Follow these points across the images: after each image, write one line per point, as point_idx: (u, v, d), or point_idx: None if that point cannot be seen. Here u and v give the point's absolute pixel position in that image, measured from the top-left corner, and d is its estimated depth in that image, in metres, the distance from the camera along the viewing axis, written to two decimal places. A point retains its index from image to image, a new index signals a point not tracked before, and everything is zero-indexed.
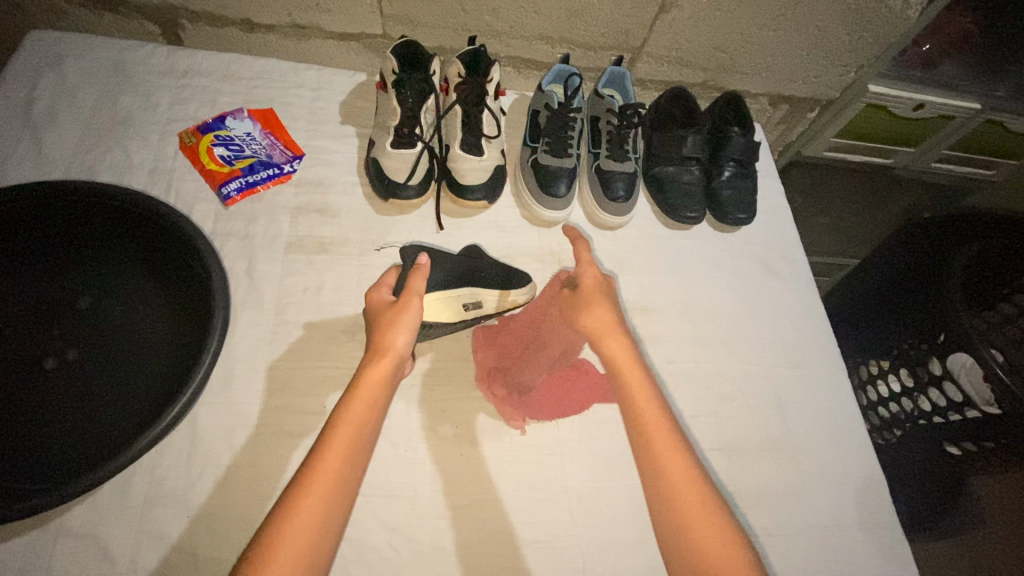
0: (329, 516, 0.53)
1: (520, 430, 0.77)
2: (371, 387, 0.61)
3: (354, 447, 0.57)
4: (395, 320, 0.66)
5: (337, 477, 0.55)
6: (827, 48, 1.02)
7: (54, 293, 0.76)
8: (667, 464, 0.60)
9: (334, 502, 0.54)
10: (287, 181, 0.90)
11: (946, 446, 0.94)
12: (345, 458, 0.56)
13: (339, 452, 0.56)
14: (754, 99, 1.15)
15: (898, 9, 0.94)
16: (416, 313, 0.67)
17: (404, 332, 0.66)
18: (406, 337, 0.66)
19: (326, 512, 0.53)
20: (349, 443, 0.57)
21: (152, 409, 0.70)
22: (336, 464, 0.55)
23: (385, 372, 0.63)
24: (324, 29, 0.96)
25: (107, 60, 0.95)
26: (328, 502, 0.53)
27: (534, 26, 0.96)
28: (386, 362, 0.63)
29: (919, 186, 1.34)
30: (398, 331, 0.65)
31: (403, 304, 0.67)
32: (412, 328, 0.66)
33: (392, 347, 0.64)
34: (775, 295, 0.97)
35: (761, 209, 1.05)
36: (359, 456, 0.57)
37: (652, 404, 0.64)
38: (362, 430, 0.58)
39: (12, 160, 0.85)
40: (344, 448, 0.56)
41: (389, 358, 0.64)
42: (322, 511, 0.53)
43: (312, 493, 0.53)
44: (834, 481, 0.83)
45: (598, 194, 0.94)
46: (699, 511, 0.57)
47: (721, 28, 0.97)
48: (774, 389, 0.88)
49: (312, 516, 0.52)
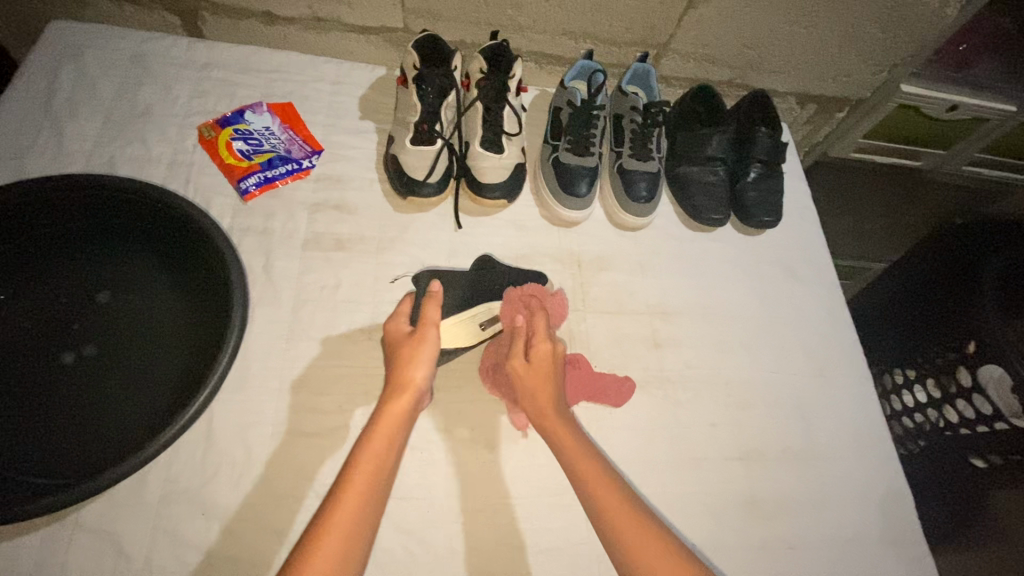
0: (348, 558, 0.53)
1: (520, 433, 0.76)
2: (390, 425, 0.61)
3: (373, 487, 0.57)
4: (415, 353, 0.66)
5: (356, 518, 0.54)
6: (860, 46, 0.98)
7: (73, 286, 0.75)
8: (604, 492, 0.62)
9: (353, 547, 0.53)
10: (305, 177, 0.89)
11: (971, 459, 0.90)
12: (364, 496, 0.56)
13: (360, 490, 0.56)
14: (781, 97, 1.11)
15: (935, 7, 0.91)
16: (433, 345, 0.67)
17: (423, 365, 0.66)
18: (424, 370, 0.65)
19: (344, 554, 0.52)
20: (368, 483, 0.57)
21: (169, 405, 0.70)
22: (355, 505, 0.55)
23: (405, 408, 0.63)
24: (345, 22, 0.95)
25: (127, 52, 0.94)
26: (348, 544, 0.53)
27: (558, 20, 0.94)
28: (404, 398, 0.63)
29: (949, 190, 1.30)
30: (418, 366, 0.65)
31: (421, 337, 0.67)
32: (430, 361, 0.66)
33: (412, 381, 0.64)
34: (799, 300, 0.94)
35: (787, 212, 1.02)
36: (377, 496, 0.57)
37: (574, 441, 0.66)
38: (380, 468, 0.58)
39: (32, 151, 0.84)
40: (362, 487, 0.56)
41: (409, 393, 0.64)
42: (342, 553, 0.52)
43: (331, 536, 0.53)
44: (856, 493, 0.81)
45: (620, 194, 0.92)
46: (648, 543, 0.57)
47: (751, 25, 0.94)
48: (797, 398, 0.86)
49: (331, 558, 0.52)
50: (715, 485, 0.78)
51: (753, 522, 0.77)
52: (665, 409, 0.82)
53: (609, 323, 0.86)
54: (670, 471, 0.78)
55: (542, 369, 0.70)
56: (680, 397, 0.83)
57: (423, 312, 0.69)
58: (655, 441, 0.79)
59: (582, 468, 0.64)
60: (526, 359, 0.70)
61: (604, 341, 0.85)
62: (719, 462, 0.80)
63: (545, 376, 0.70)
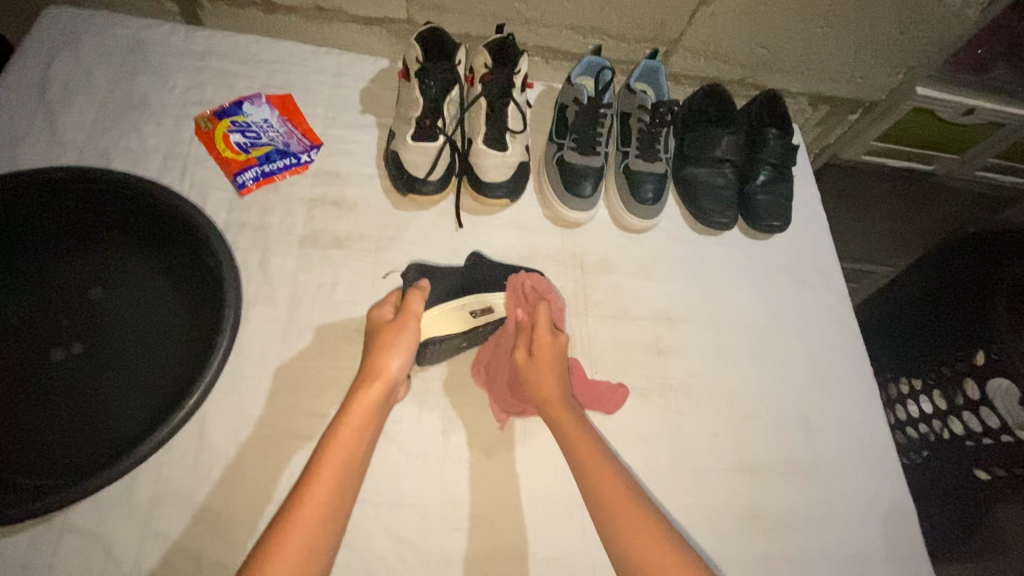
0: (312, 553, 0.51)
1: (518, 437, 0.75)
2: (360, 416, 0.60)
3: (341, 480, 0.56)
4: (393, 342, 0.65)
5: (323, 510, 0.54)
6: (876, 47, 0.96)
7: (63, 281, 0.74)
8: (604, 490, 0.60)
9: (317, 540, 0.52)
10: (303, 172, 0.87)
11: (975, 472, 0.87)
12: (331, 491, 0.55)
13: (325, 485, 0.55)
14: (793, 98, 1.08)
15: (956, 9, 0.88)
16: (411, 335, 0.66)
17: (398, 355, 0.64)
18: (400, 360, 0.64)
19: (310, 548, 0.51)
20: (336, 474, 0.56)
21: (160, 405, 0.69)
22: (324, 495, 0.54)
23: (376, 398, 0.62)
24: (347, 12, 0.92)
25: (123, 39, 0.92)
26: (312, 538, 0.52)
27: (565, 14, 0.91)
28: (376, 387, 0.62)
29: (964, 196, 1.27)
30: (392, 355, 0.64)
31: (401, 325, 0.66)
32: (407, 350, 0.65)
33: (386, 371, 0.63)
34: (806, 307, 0.92)
35: (796, 215, 1.00)
36: (345, 488, 0.56)
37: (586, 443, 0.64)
38: (350, 459, 0.57)
39: (26, 140, 0.82)
40: (329, 481, 0.55)
41: (381, 382, 0.62)
42: (307, 547, 0.51)
43: (294, 529, 0.51)
44: (858, 506, 0.79)
45: (625, 195, 0.89)
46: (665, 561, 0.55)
47: (765, 24, 0.91)
48: (801, 408, 0.84)
49: (294, 555, 0.50)
50: (715, 497, 0.77)
51: (754, 534, 0.75)
52: (666, 418, 0.80)
53: (610, 328, 0.85)
54: (670, 483, 0.76)
55: (547, 364, 0.68)
56: (681, 405, 0.81)
57: (408, 303, 0.68)
58: (655, 451, 0.78)
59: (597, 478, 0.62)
60: (529, 356, 0.69)
61: (605, 347, 0.83)
62: (720, 472, 0.78)
63: (550, 367, 0.68)
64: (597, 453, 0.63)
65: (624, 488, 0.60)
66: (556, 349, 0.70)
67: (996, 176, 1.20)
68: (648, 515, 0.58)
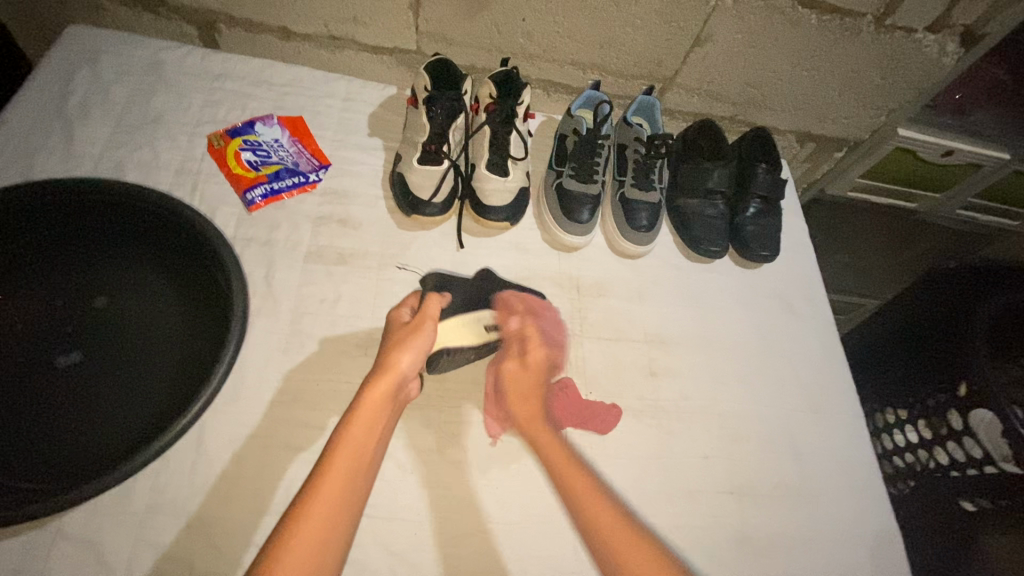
0: (328, 540, 0.54)
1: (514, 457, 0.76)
2: (371, 408, 0.63)
3: (356, 471, 0.59)
4: (406, 340, 0.68)
5: (343, 500, 0.56)
6: (860, 90, 1.01)
7: (73, 289, 0.75)
8: (574, 489, 0.66)
9: (334, 530, 0.54)
10: (311, 190, 0.90)
11: (962, 503, 0.88)
12: (346, 482, 0.57)
13: (341, 474, 0.58)
14: (781, 135, 1.14)
15: (933, 56, 0.94)
16: (426, 335, 0.68)
17: (409, 352, 0.67)
18: (411, 358, 0.67)
19: (327, 535, 0.54)
20: (348, 468, 0.58)
21: (161, 414, 0.70)
22: (337, 486, 0.57)
23: (386, 391, 0.64)
24: (359, 41, 0.97)
25: (142, 59, 0.96)
26: (328, 527, 0.54)
27: (567, 50, 0.96)
28: (386, 381, 0.64)
29: (944, 233, 1.32)
30: (405, 352, 0.66)
31: (417, 327, 0.69)
32: (420, 350, 0.67)
33: (396, 366, 0.65)
34: (794, 334, 0.95)
35: (784, 246, 1.04)
36: (360, 477, 0.59)
37: (554, 447, 0.71)
38: (364, 451, 0.60)
39: (42, 152, 0.85)
40: (344, 470, 0.58)
41: (391, 378, 0.65)
42: (323, 535, 0.53)
43: (310, 520, 0.54)
44: (848, 533, 0.81)
45: (621, 222, 0.93)
46: (604, 516, 0.63)
47: (754, 65, 0.97)
48: (789, 432, 0.86)
49: (310, 545, 0.52)
50: (706, 519, 0.78)
51: (744, 558, 0.76)
52: (658, 439, 0.82)
53: (604, 350, 0.87)
54: (662, 503, 0.77)
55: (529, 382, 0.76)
56: (674, 427, 0.83)
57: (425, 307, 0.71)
58: (646, 471, 0.79)
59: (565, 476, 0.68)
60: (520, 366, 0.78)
61: (600, 367, 0.85)
62: (710, 495, 0.79)
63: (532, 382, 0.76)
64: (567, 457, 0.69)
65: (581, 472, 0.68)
66: (542, 364, 0.78)
67: (975, 216, 1.25)
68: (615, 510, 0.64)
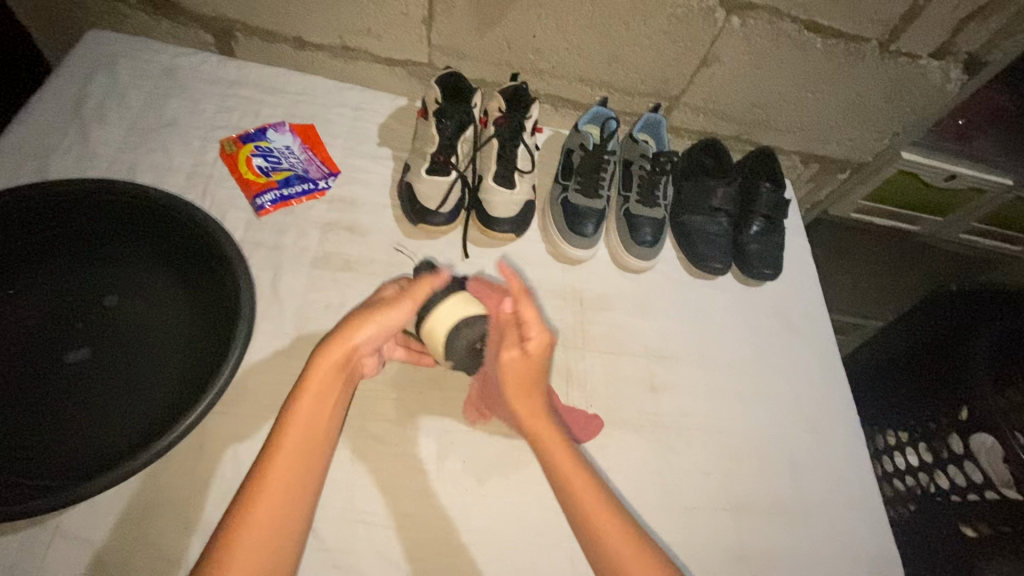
0: (278, 523, 0.54)
1: (512, 469, 0.76)
2: (320, 385, 0.59)
3: (303, 453, 0.57)
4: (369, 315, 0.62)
5: (289, 482, 0.56)
6: (863, 114, 1.03)
7: (82, 287, 0.76)
8: (587, 504, 0.61)
9: (284, 515, 0.55)
10: (319, 197, 0.91)
11: (961, 527, 0.87)
12: (293, 464, 0.56)
13: (286, 456, 0.57)
14: (786, 155, 1.14)
15: (937, 83, 0.96)
16: (392, 309, 0.63)
17: (369, 328, 0.62)
18: (371, 332, 0.62)
19: (275, 519, 0.54)
20: (296, 450, 0.57)
21: (165, 414, 0.70)
22: (284, 470, 0.56)
23: (338, 366, 0.60)
24: (372, 52, 0.99)
25: (159, 65, 0.98)
26: (278, 512, 0.54)
27: (576, 67, 0.98)
28: (338, 355, 0.60)
29: (947, 257, 1.32)
30: (366, 326, 0.61)
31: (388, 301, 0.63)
32: (381, 326, 0.62)
33: (352, 342, 0.61)
34: (796, 354, 0.95)
35: (786, 265, 1.04)
36: (309, 458, 0.58)
37: (565, 456, 0.64)
38: (311, 431, 0.58)
39: (58, 152, 0.86)
40: (290, 452, 0.57)
41: (343, 354, 0.60)
42: (273, 520, 0.54)
43: (256, 507, 0.54)
44: (847, 556, 0.80)
45: (625, 236, 0.94)
46: (618, 539, 0.59)
47: (758, 86, 0.98)
48: (789, 451, 0.86)
49: (259, 531, 0.53)
50: (704, 537, 0.77)
51: None
52: (657, 454, 0.81)
53: (606, 363, 0.87)
54: (660, 519, 0.77)
55: (528, 379, 0.66)
56: (674, 443, 0.83)
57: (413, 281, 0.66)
58: (644, 487, 0.79)
59: (577, 487, 0.62)
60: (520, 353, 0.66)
61: (600, 380, 0.85)
62: (709, 513, 0.79)
63: (534, 375, 0.66)
64: (577, 465, 0.64)
65: (592, 485, 0.63)
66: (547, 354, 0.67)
67: (977, 241, 1.26)
68: (628, 529, 0.60)
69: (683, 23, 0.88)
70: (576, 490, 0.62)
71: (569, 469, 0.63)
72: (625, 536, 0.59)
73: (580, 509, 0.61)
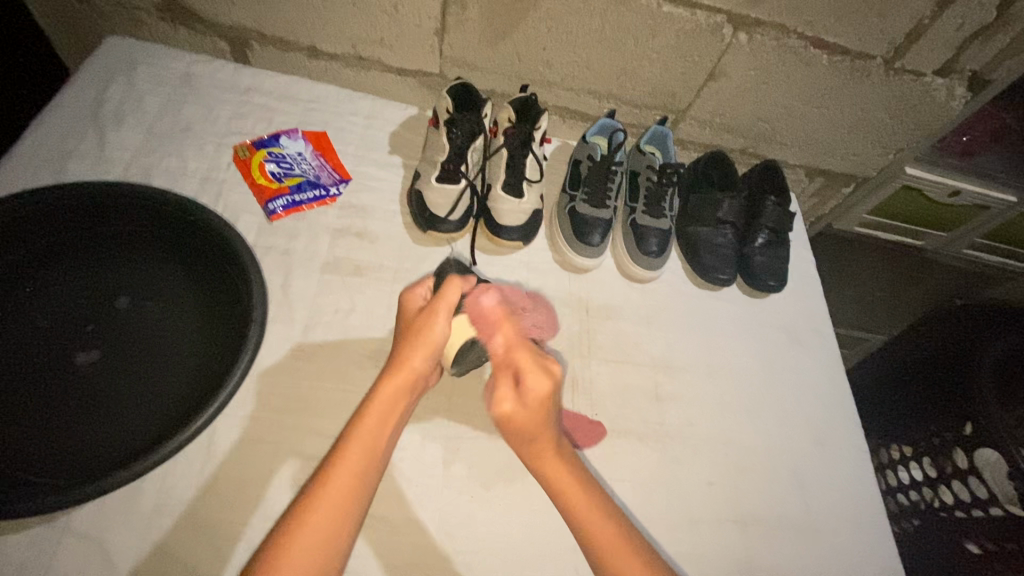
0: (333, 540, 0.55)
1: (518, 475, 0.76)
2: (383, 403, 0.63)
3: (362, 469, 0.60)
4: (417, 334, 0.67)
5: (345, 499, 0.58)
6: (868, 129, 1.04)
7: (96, 289, 0.77)
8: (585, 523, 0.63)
9: (338, 529, 0.56)
10: (330, 203, 0.92)
11: (965, 544, 0.87)
12: (352, 481, 0.58)
13: (346, 472, 0.59)
14: (791, 169, 1.16)
15: (941, 99, 0.97)
16: (438, 323, 0.67)
17: (422, 349, 0.66)
18: (425, 353, 0.66)
19: (330, 535, 0.55)
20: (354, 465, 0.59)
21: (175, 415, 0.71)
22: (347, 482, 0.58)
23: (398, 387, 0.64)
24: (384, 62, 1.01)
25: (176, 71, 1.00)
26: (335, 524, 0.56)
27: (585, 80, 0.99)
28: (400, 375, 0.65)
29: (949, 271, 1.33)
30: (415, 346, 0.66)
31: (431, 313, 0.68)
32: (434, 345, 0.67)
33: (409, 364, 0.65)
34: (800, 366, 0.96)
35: (791, 277, 1.05)
36: (369, 472, 0.60)
37: (566, 480, 0.66)
38: (371, 449, 0.61)
39: (75, 156, 0.88)
40: (350, 470, 0.59)
41: (404, 373, 0.65)
42: (329, 533, 0.55)
43: (310, 521, 0.55)
44: (851, 571, 0.80)
45: (631, 246, 0.95)
46: (616, 554, 0.62)
47: (764, 101, 1.00)
48: (793, 463, 0.86)
49: (312, 544, 0.54)
50: (708, 548, 0.77)
51: None
52: (662, 464, 0.82)
53: (611, 372, 0.88)
54: (664, 528, 0.77)
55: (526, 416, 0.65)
56: (678, 452, 0.83)
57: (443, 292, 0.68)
58: (649, 496, 0.79)
59: (576, 506, 0.64)
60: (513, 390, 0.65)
61: (606, 389, 0.86)
62: (713, 524, 0.79)
63: (533, 414, 0.65)
64: (579, 487, 0.65)
65: (595, 504, 0.64)
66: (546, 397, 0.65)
67: (980, 254, 1.27)
68: (631, 548, 0.62)
69: (691, 38, 0.90)
70: (577, 509, 0.64)
71: (570, 491, 0.65)
72: (626, 554, 0.62)
73: (580, 527, 0.64)
